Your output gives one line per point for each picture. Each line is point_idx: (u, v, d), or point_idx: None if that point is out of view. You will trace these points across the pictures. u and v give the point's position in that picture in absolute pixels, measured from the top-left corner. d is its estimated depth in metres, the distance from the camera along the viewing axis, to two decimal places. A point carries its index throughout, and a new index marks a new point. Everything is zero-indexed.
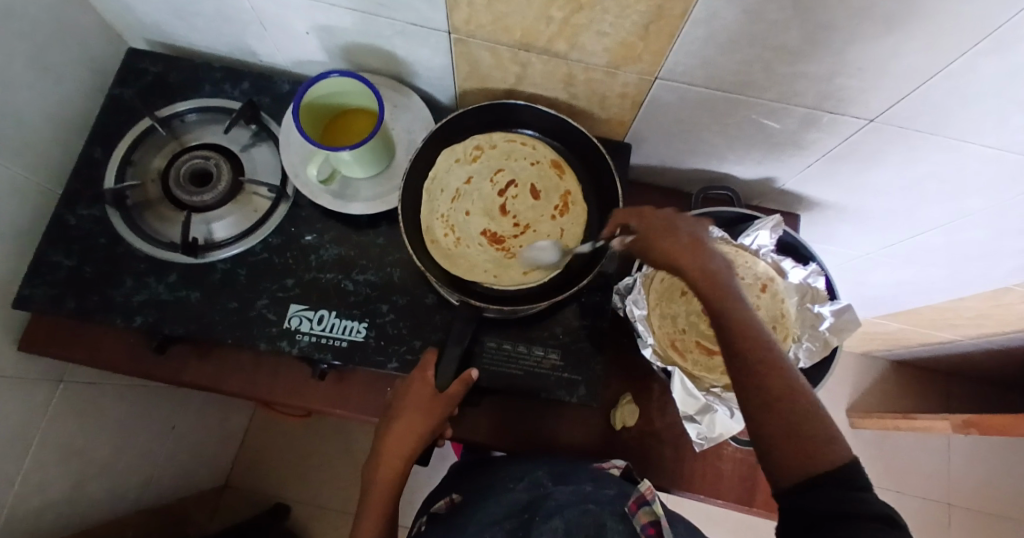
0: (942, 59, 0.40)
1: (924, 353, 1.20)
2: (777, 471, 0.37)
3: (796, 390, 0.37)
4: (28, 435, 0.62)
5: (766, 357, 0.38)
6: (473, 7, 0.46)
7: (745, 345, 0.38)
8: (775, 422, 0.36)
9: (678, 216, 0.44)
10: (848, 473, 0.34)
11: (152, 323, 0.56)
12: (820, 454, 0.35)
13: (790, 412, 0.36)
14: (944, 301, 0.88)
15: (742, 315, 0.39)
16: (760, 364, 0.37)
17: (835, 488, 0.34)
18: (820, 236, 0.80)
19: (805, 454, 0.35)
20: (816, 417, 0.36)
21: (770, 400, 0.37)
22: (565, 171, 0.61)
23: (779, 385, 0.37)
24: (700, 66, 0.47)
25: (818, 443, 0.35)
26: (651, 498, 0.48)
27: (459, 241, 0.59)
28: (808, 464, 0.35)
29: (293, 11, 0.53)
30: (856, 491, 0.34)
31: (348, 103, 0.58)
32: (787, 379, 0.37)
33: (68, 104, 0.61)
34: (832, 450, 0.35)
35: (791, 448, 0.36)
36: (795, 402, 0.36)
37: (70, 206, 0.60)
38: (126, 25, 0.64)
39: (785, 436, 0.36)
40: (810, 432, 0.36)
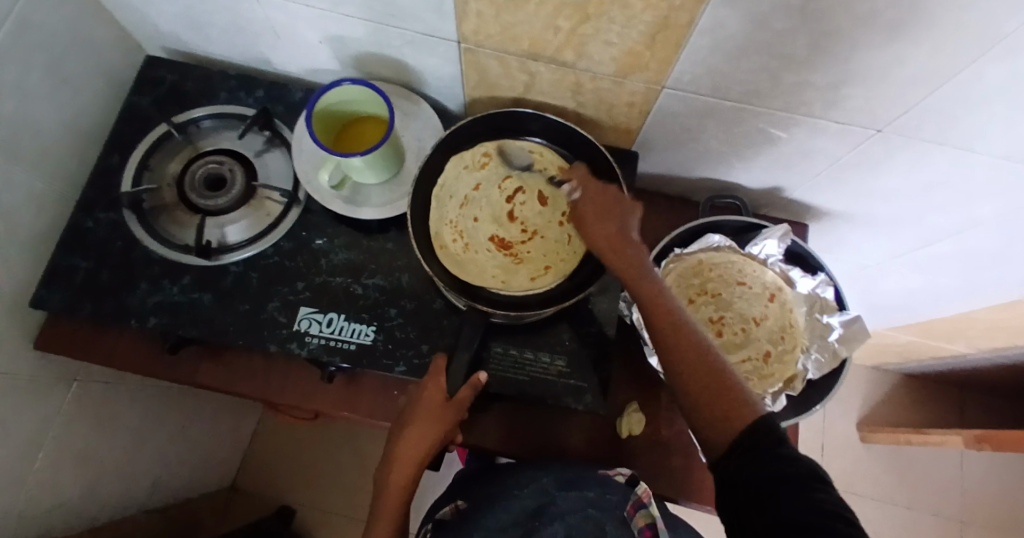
0: (949, 68, 0.40)
1: (937, 366, 1.18)
2: (700, 427, 0.39)
3: (702, 349, 0.40)
4: (43, 434, 0.63)
5: (672, 320, 0.42)
6: (482, 17, 0.47)
7: (655, 312, 0.43)
8: (692, 378, 0.40)
9: (612, 206, 0.50)
10: (758, 425, 0.36)
11: (165, 325, 0.57)
12: (728, 406, 0.38)
13: (699, 367, 0.40)
14: (957, 312, 0.87)
15: (654, 287, 0.44)
16: (665, 327, 0.42)
17: (757, 445, 0.35)
18: (829, 245, 0.79)
19: (715, 405, 0.38)
20: (722, 372, 0.39)
21: (681, 357, 0.40)
22: None
23: (685, 342, 0.41)
24: (706, 74, 0.48)
25: (723, 394, 0.38)
26: (648, 501, 0.49)
27: (467, 247, 0.59)
28: (721, 414, 0.37)
29: (307, 21, 0.55)
30: (778, 449, 0.35)
31: (359, 110, 0.59)
32: (693, 339, 0.41)
33: (88, 111, 0.63)
34: (740, 402, 0.38)
35: (704, 400, 0.39)
36: (700, 358, 0.40)
37: (90, 210, 0.62)
38: (145, 34, 0.66)
39: (699, 389, 0.39)
40: (719, 385, 0.39)
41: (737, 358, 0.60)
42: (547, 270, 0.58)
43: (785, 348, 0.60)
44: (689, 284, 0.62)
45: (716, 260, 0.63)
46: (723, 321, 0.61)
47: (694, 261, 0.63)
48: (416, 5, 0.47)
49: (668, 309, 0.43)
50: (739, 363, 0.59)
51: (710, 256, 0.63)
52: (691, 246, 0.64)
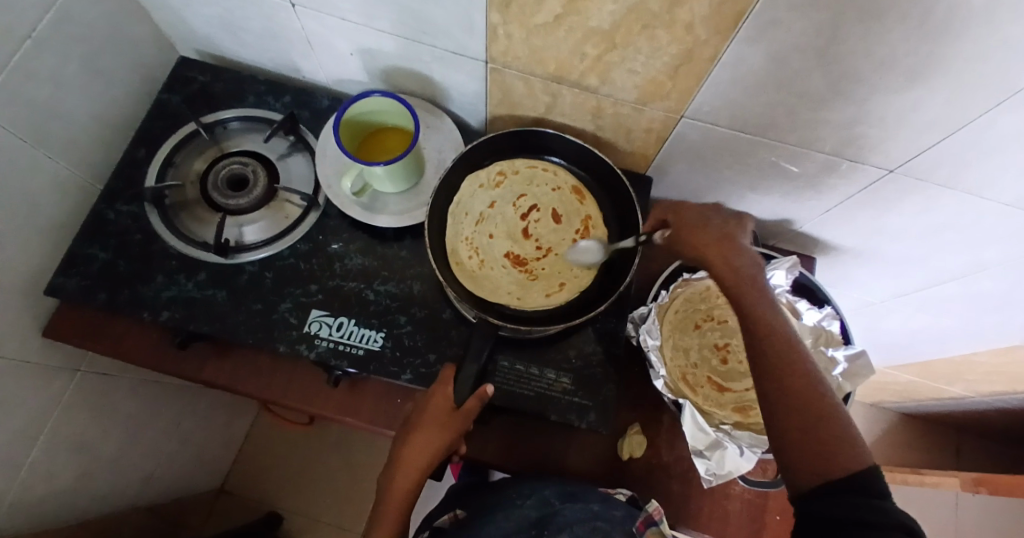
0: (964, 115, 0.42)
1: (936, 407, 1.18)
2: (795, 472, 0.40)
3: (819, 395, 0.40)
4: (43, 422, 0.63)
5: (789, 362, 0.42)
6: (512, 39, 0.48)
7: (772, 351, 0.43)
8: (799, 425, 0.40)
9: (727, 245, 0.50)
10: (864, 477, 0.37)
11: (177, 319, 0.58)
12: (836, 457, 0.38)
13: (809, 415, 0.40)
14: (959, 354, 0.87)
15: (776, 325, 0.44)
16: (779, 365, 0.42)
17: (852, 492, 0.37)
18: (835, 279, 0.80)
19: (824, 457, 0.38)
20: (837, 421, 0.40)
21: (792, 403, 0.41)
22: (586, 197, 0.63)
23: (804, 391, 0.41)
24: (725, 106, 0.49)
25: (834, 444, 0.39)
26: (658, 519, 0.51)
27: (483, 263, 0.60)
28: (828, 465, 0.38)
29: (340, 33, 0.56)
30: (872, 497, 0.36)
31: (384, 121, 0.61)
32: (810, 385, 0.41)
33: (119, 105, 0.65)
34: (849, 453, 0.38)
35: (811, 449, 0.39)
36: (817, 405, 0.40)
37: (111, 201, 0.63)
38: (180, 36, 0.68)
39: (810, 438, 0.39)
40: (829, 435, 0.39)
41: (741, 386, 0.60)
42: (560, 286, 0.59)
43: None
44: (695, 310, 0.64)
45: None
46: (728, 348, 0.62)
47: (702, 287, 0.65)
48: (450, 24, 0.49)
49: (786, 351, 0.42)
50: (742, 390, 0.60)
51: None
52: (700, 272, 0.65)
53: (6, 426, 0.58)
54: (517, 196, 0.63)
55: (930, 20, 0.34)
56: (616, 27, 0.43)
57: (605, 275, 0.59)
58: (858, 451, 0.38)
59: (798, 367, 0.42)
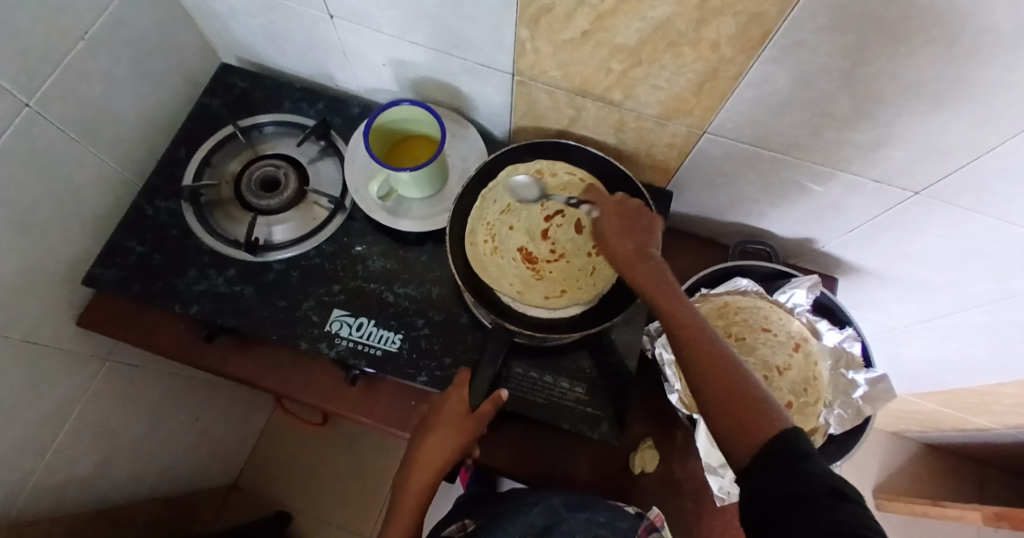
0: (992, 139, 0.41)
1: (961, 439, 1.14)
2: (723, 442, 0.36)
3: (723, 358, 0.39)
4: (71, 406, 0.66)
5: (691, 331, 0.41)
6: (539, 54, 0.50)
7: (671, 319, 0.42)
8: (712, 389, 0.37)
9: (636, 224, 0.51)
10: (780, 438, 0.33)
11: (206, 312, 0.60)
12: (752, 418, 0.35)
13: (718, 377, 0.37)
14: (986, 385, 0.84)
15: (672, 297, 0.43)
16: (683, 337, 0.41)
17: (773, 459, 0.33)
18: (858, 301, 0.79)
19: (741, 420, 0.35)
20: (746, 381, 0.37)
21: (701, 369, 0.38)
22: None
23: (707, 355, 0.39)
24: (748, 124, 0.50)
25: (745, 404, 0.36)
26: (659, 526, 0.53)
27: (495, 252, 0.60)
28: (745, 428, 0.35)
29: (375, 44, 0.59)
30: (798, 462, 0.32)
31: (412, 129, 0.63)
32: (711, 347, 0.39)
33: (163, 107, 0.68)
34: (766, 412, 0.35)
35: (726, 413, 0.36)
36: (721, 367, 0.38)
37: (150, 197, 0.66)
38: (223, 43, 0.72)
39: (720, 401, 0.37)
40: (742, 395, 0.36)
41: None
42: (562, 293, 0.59)
43: (807, 400, 0.58)
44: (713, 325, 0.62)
45: (741, 304, 0.62)
46: None
47: (719, 303, 0.63)
48: (480, 38, 0.51)
49: (685, 319, 0.42)
50: None
51: (735, 299, 0.63)
52: (717, 289, 0.65)
53: (38, 408, 0.61)
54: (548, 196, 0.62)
55: (956, 44, 0.34)
56: (642, 43, 0.44)
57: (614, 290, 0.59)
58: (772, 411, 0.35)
59: (700, 333, 0.40)
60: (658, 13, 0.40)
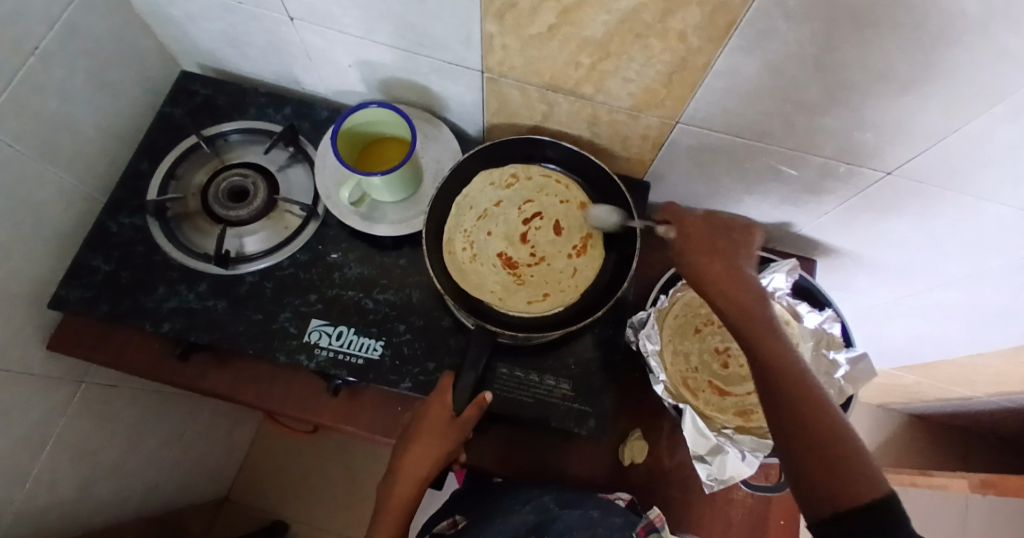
0: (958, 120, 0.42)
1: (941, 409, 1.17)
2: (806, 489, 0.39)
3: (831, 421, 0.39)
4: (46, 432, 0.64)
5: (801, 389, 0.40)
6: (508, 50, 0.49)
7: (773, 372, 0.41)
8: (812, 454, 0.38)
9: (722, 251, 0.47)
10: (882, 504, 0.36)
11: (179, 330, 0.58)
12: (852, 484, 0.37)
13: (821, 440, 0.38)
14: (962, 357, 0.86)
15: (777, 344, 0.41)
16: (785, 374, 0.40)
17: (869, 519, 0.36)
18: (836, 283, 0.80)
19: (841, 488, 0.37)
20: (854, 451, 0.38)
21: (805, 430, 0.39)
22: (592, 215, 0.61)
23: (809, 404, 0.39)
24: (720, 114, 0.50)
25: (852, 475, 0.37)
26: (659, 526, 0.51)
27: (475, 259, 0.60)
28: (844, 495, 0.37)
29: (339, 45, 0.57)
30: (892, 525, 0.35)
31: (382, 131, 0.61)
32: (819, 409, 0.39)
33: (122, 119, 0.66)
34: (868, 479, 0.37)
35: (829, 479, 0.37)
36: (830, 432, 0.38)
37: (113, 213, 0.64)
38: (181, 50, 0.69)
39: (820, 466, 0.38)
40: (846, 464, 0.37)
41: (742, 390, 0.60)
42: (544, 297, 0.59)
43: None
44: (695, 314, 0.64)
45: None
46: (728, 352, 0.62)
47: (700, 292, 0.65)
48: (446, 36, 0.49)
49: (787, 372, 0.40)
50: (743, 395, 0.60)
51: None
52: None
53: (10, 437, 0.58)
54: (526, 201, 0.62)
55: (919, 28, 0.34)
56: (610, 36, 0.44)
57: (594, 292, 0.58)
58: (873, 474, 0.37)
59: (810, 389, 0.40)
60: (624, 4, 0.40)
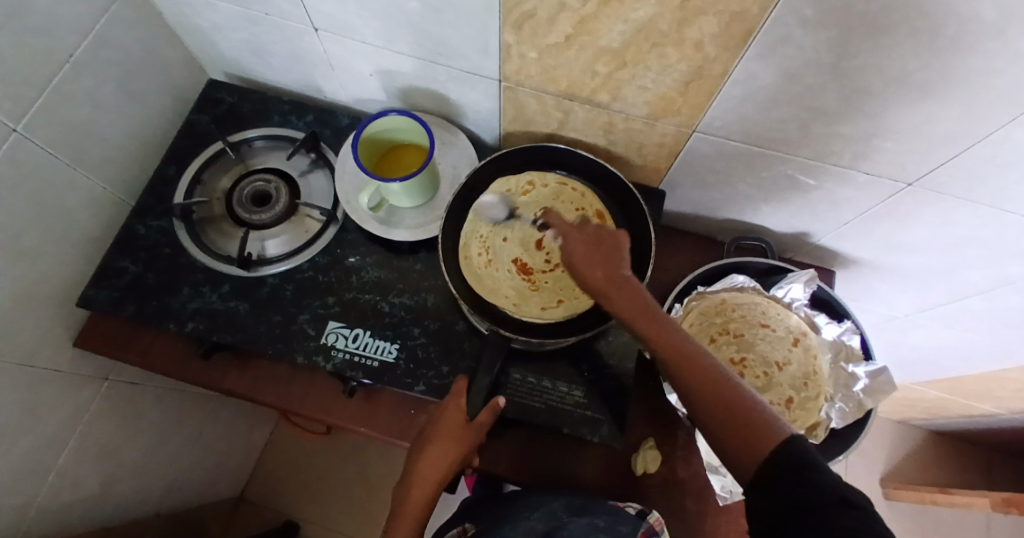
0: (981, 129, 0.41)
1: (966, 425, 1.13)
2: (729, 461, 0.35)
3: (719, 378, 0.37)
4: (73, 427, 0.66)
5: (682, 355, 0.38)
6: (525, 59, 0.50)
7: (660, 344, 0.39)
8: (714, 415, 0.36)
9: (608, 240, 0.45)
10: (786, 451, 0.32)
11: (201, 330, 0.60)
12: (755, 436, 0.34)
13: (714, 399, 0.36)
14: (988, 371, 0.84)
15: (654, 316, 0.41)
16: (666, 345, 0.39)
17: (780, 472, 0.32)
18: (856, 293, 0.78)
19: (749, 443, 0.34)
20: (748, 403, 0.35)
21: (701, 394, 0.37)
22: (608, 222, 0.61)
23: (695, 368, 0.37)
24: (737, 121, 0.50)
25: (751, 428, 0.34)
26: (658, 529, 0.53)
27: (490, 265, 0.60)
28: (754, 450, 0.33)
29: (361, 55, 0.59)
30: (801, 470, 0.31)
31: (401, 138, 0.62)
32: (703, 366, 0.37)
33: (152, 125, 0.68)
34: (769, 427, 0.34)
35: (733, 439, 0.34)
36: (720, 390, 0.36)
37: (142, 216, 0.66)
38: (210, 59, 0.71)
39: (723, 426, 0.35)
40: (743, 418, 0.34)
41: None
42: (558, 303, 0.59)
43: (807, 396, 0.58)
44: (711, 323, 0.62)
45: (739, 301, 0.63)
46: (745, 363, 0.60)
47: (717, 300, 0.63)
48: (464, 45, 0.51)
49: (669, 339, 0.39)
50: None
51: (733, 295, 0.63)
52: (714, 285, 0.64)
53: (39, 431, 0.60)
54: (542, 207, 0.62)
55: (939, 35, 0.34)
56: (626, 45, 0.44)
57: None
58: (770, 421, 0.34)
59: (690, 354, 0.38)
60: (640, 14, 0.40)
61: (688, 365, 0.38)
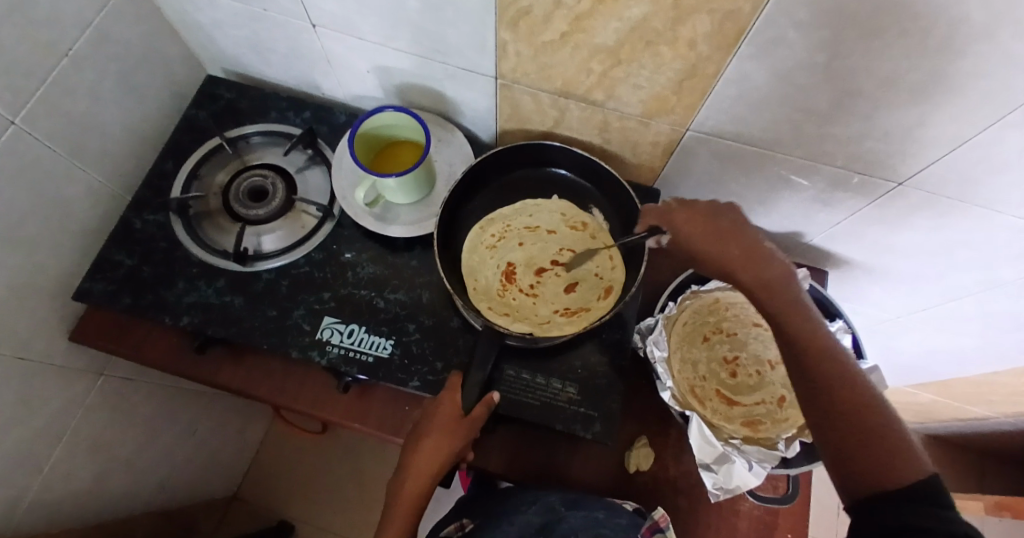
0: (970, 130, 0.42)
1: (959, 429, 1.14)
2: (846, 475, 0.36)
3: (869, 409, 0.37)
4: (64, 423, 0.65)
5: (831, 373, 0.38)
6: (521, 57, 0.50)
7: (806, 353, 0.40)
8: (839, 419, 0.37)
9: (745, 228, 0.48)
10: (918, 486, 0.33)
11: (196, 324, 0.60)
12: (887, 462, 0.34)
13: (852, 423, 0.36)
14: (980, 374, 0.85)
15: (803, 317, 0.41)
16: (810, 347, 0.40)
17: (903, 500, 0.33)
18: (848, 295, 0.79)
19: (872, 464, 0.35)
20: (888, 429, 0.36)
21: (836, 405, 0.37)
22: (608, 300, 0.59)
23: (833, 374, 0.38)
24: (730, 121, 0.50)
25: (889, 450, 0.35)
26: (664, 526, 0.52)
27: (491, 253, 0.63)
28: (879, 474, 0.34)
29: (359, 52, 0.59)
30: (931, 505, 0.32)
31: (397, 135, 0.63)
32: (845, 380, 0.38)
33: (151, 121, 0.68)
34: (905, 460, 0.34)
35: (855, 456, 0.36)
36: (862, 407, 0.37)
37: (138, 210, 0.66)
38: (208, 55, 0.72)
39: (847, 440, 0.36)
40: (880, 440, 0.35)
41: (750, 400, 0.60)
42: (505, 317, 0.59)
43: None
44: (704, 322, 0.64)
45: (733, 300, 0.64)
46: (738, 362, 0.62)
47: (710, 299, 0.64)
48: (461, 42, 0.51)
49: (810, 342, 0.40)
50: (752, 404, 0.59)
51: (727, 295, 0.64)
52: (709, 284, 0.65)
53: (30, 426, 0.60)
54: (573, 247, 0.62)
55: (930, 35, 0.34)
56: (621, 44, 0.45)
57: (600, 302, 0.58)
58: (910, 457, 0.34)
59: (842, 372, 0.38)
60: (635, 12, 0.41)
61: (829, 377, 0.38)
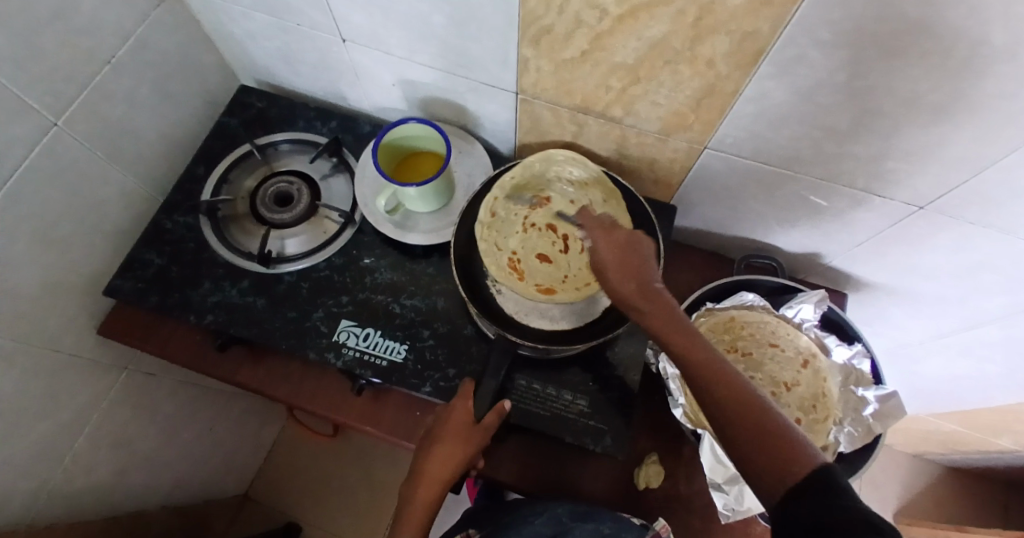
0: (993, 152, 0.41)
1: (986, 463, 1.10)
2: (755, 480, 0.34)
3: (756, 404, 0.35)
4: (89, 414, 0.68)
5: (716, 376, 0.36)
6: (541, 72, 0.51)
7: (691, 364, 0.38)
8: (735, 424, 0.34)
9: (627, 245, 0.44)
10: (814, 474, 0.31)
11: (219, 323, 0.62)
12: (785, 455, 0.32)
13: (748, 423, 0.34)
14: (1008, 405, 0.82)
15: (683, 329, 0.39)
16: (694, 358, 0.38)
17: (808, 496, 0.30)
18: (869, 317, 0.77)
19: (775, 462, 0.32)
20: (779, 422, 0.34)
21: (729, 411, 0.35)
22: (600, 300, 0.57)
23: (719, 379, 0.36)
24: (748, 139, 0.50)
25: (780, 445, 0.33)
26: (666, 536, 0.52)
27: (523, 181, 0.61)
28: (784, 470, 0.32)
29: (386, 66, 0.61)
30: (831, 492, 0.30)
31: (418, 145, 0.65)
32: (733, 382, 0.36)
33: (186, 127, 0.72)
34: (798, 448, 0.32)
35: (755, 455, 0.33)
36: (752, 406, 0.35)
37: (169, 212, 0.69)
38: (243, 66, 0.75)
39: (749, 445, 0.34)
40: (776, 436, 0.33)
41: None
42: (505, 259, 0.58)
43: (816, 417, 0.57)
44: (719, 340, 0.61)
45: (748, 319, 0.62)
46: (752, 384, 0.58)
47: (725, 318, 0.62)
48: (483, 57, 0.53)
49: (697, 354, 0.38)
50: None
51: (742, 314, 0.62)
52: (723, 303, 0.64)
53: (57, 415, 0.63)
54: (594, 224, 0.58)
55: (949, 57, 0.35)
56: (639, 61, 0.46)
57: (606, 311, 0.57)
58: (802, 443, 0.33)
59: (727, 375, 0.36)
60: (654, 32, 0.42)
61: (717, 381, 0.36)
